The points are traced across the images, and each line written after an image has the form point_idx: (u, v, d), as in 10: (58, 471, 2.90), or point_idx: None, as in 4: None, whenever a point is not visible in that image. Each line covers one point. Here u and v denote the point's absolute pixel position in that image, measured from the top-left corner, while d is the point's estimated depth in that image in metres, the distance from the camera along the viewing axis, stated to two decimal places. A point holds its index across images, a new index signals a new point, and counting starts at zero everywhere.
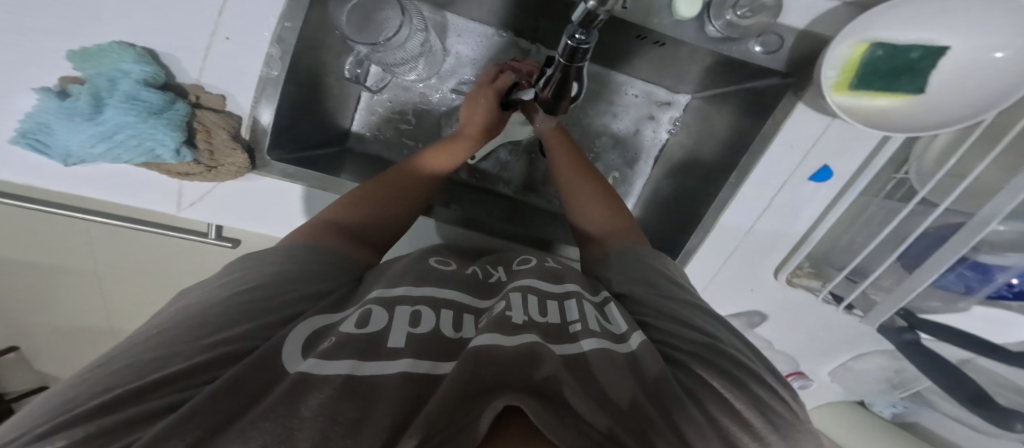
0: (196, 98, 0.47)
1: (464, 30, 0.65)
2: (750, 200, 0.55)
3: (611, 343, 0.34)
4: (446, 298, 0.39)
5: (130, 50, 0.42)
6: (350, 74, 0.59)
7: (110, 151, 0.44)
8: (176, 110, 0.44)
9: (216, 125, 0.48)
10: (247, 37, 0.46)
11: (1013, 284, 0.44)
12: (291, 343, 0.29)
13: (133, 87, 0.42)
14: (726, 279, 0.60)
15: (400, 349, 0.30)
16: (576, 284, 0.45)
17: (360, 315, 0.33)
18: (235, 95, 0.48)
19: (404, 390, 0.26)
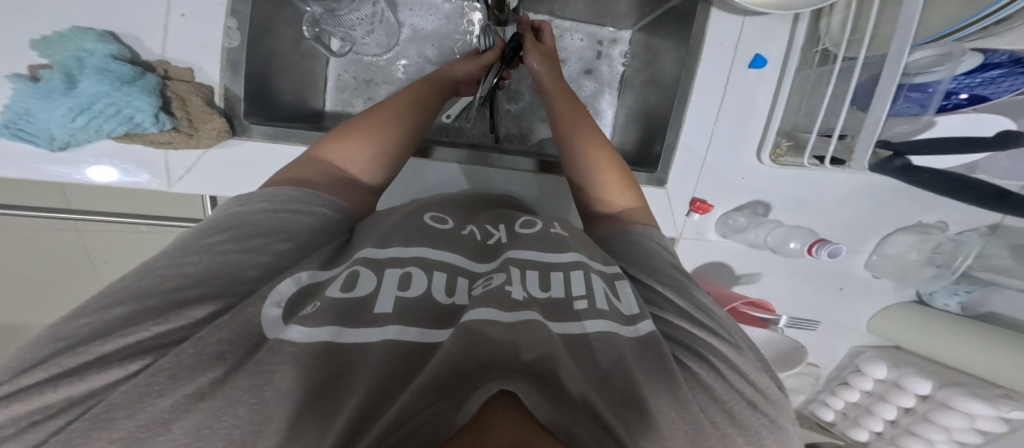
0: (164, 72, 0.49)
1: (416, 3, 0.65)
2: (700, 103, 0.58)
3: (618, 326, 0.34)
4: (432, 257, 0.39)
5: (93, 32, 0.47)
6: (308, 35, 0.58)
7: (92, 123, 0.45)
8: (146, 80, 0.46)
9: (189, 93, 0.49)
10: (201, 12, 0.50)
11: (959, 97, 0.43)
12: (273, 307, 0.30)
13: (103, 61, 0.46)
14: (711, 173, 0.59)
15: (387, 314, 0.31)
16: (578, 253, 0.42)
17: (347, 277, 0.34)
18: (201, 68, 0.51)
19: (388, 358, 0.27)
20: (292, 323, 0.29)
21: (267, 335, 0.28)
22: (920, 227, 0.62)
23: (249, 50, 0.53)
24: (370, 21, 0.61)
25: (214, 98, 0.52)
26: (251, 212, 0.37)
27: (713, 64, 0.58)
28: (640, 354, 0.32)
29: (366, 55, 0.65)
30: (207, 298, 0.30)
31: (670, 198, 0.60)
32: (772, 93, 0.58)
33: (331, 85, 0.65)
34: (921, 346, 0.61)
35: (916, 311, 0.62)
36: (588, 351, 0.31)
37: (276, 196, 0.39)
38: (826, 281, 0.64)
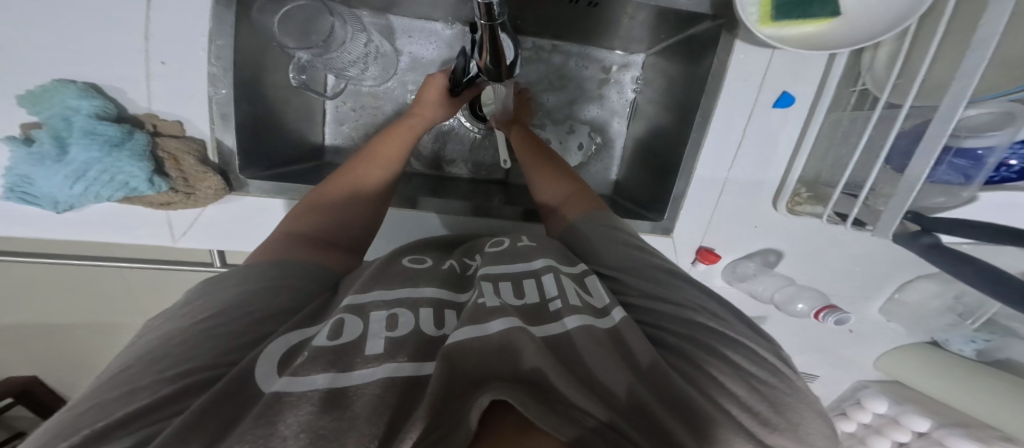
0: (152, 127, 0.48)
1: (414, 30, 0.63)
2: (716, 143, 0.56)
3: (593, 319, 0.36)
4: (418, 296, 0.40)
5: (72, 86, 0.44)
6: (297, 82, 0.54)
7: (89, 191, 0.45)
8: (136, 140, 0.45)
9: (181, 151, 0.48)
10: (183, 57, 0.47)
11: (1011, 164, 0.41)
12: (265, 363, 0.30)
13: (87, 123, 0.44)
14: (724, 220, 0.58)
15: (379, 354, 0.32)
16: (546, 257, 0.45)
17: (334, 326, 0.34)
18: (191, 120, 0.49)
19: (387, 398, 0.28)
20: (286, 372, 0.29)
21: (260, 390, 0.28)
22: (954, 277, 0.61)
23: (238, 95, 0.50)
24: (364, 59, 0.57)
25: (208, 153, 0.51)
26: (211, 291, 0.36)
27: (731, 102, 0.54)
28: (620, 348, 0.34)
29: (363, 86, 0.63)
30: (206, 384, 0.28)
31: (676, 249, 0.60)
32: (798, 135, 0.55)
33: (330, 117, 0.64)
34: (923, 382, 0.65)
35: (915, 350, 0.67)
36: (576, 354, 0.31)
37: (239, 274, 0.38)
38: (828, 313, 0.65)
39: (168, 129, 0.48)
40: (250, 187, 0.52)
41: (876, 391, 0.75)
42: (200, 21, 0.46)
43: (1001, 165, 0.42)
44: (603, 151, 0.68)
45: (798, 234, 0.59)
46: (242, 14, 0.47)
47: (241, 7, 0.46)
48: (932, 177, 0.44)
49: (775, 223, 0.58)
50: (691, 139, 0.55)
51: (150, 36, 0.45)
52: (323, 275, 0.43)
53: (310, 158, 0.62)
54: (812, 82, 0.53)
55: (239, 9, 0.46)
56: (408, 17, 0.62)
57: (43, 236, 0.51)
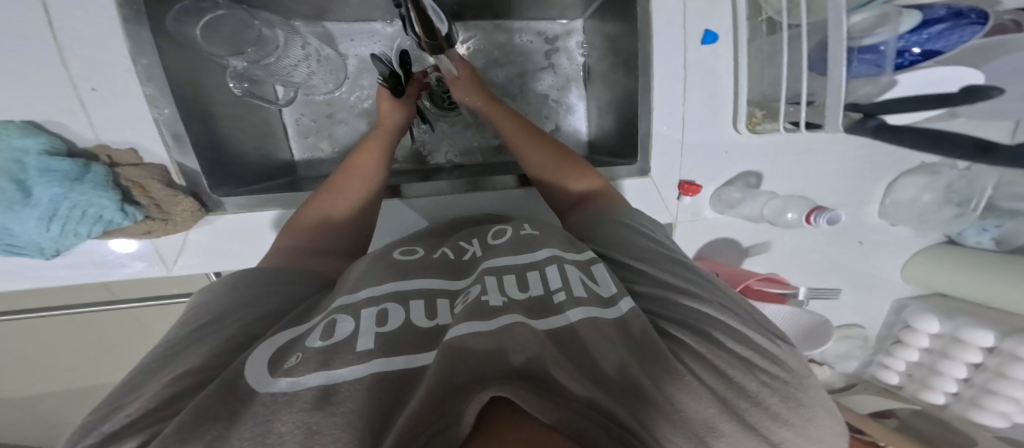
0: (108, 158, 0.47)
1: (354, 33, 0.65)
2: (665, 88, 0.54)
3: (598, 311, 0.33)
4: (412, 289, 0.38)
5: (12, 126, 0.43)
6: (240, 92, 0.55)
7: (66, 228, 0.45)
8: (95, 172, 0.45)
9: (144, 178, 0.47)
10: (113, 82, 0.46)
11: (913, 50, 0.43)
12: (254, 366, 0.28)
13: (40, 161, 0.43)
14: (691, 155, 0.56)
15: (369, 349, 0.30)
16: (550, 247, 0.42)
17: (326, 325, 0.32)
18: (144, 146, 0.48)
19: (382, 395, 0.26)
20: (280, 375, 0.27)
21: (256, 391, 0.26)
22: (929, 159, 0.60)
23: (183, 113, 0.49)
24: (306, 60, 0.58)
25: (172, 176, 0.50)
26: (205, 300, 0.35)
27: (666, 38, 0.52)
28: (625, 335, 0.32)
29: (318, 96, 0.65)
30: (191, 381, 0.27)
31: (658, 189, 0.57)
32: (738, 60, 0.53)
33: (291, 131, 0.65)
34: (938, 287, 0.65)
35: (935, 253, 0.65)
36: (580, 341, 0.30)
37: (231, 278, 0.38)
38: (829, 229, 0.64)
39: (123, 158, 0.47)
40: (225, 203, 0.51)
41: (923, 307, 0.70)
42: (116, 43, 0.44)
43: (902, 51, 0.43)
44: (556, 111, 0.67)
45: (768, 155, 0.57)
46: (163, 35, 0.47)
47: (154, 18, 0.45)
48: (850, 78, 0.46)
49: (743, 146, 0.56)
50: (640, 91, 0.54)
51: (73, 66, 0.44)
52: (317, 280, 0.41)
53: (281, 173, 0.62)
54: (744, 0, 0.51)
55: (154, 25, 0.45)
56: (346, 23, 0.64)
57: (42, 287, 0.51)
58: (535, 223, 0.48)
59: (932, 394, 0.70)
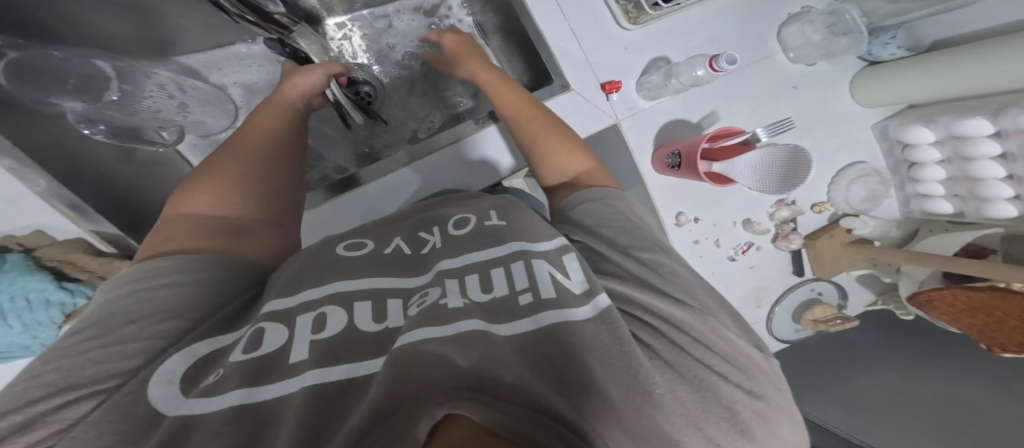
0: (19, 245, 0.49)
1: (221, 62, 0.72)
2: (548, 19, 0.66)
3: (570, 312, 0.31)
4: (354, 287, 0.35)
5: None
6: (103, 137, 0.56)
7: (23, 322, 0.48)
8: (12, 261, 0.47)
9: (63, 254, 0.50)
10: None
11: None
12: (162, 384, 0.28)
13: None
14: (594, 55, 0.67)
15: (302, 362, 0.28)
16: (517, 240, 0.39)
17: (253, 336, 0.31)
18: (46, 223, 0.50)
19: (311, 407, 0.25)
20: (196, 395, 0.27)
21: (164, 413, 0.26)
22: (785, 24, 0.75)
23: (65, 182, 0.51)
24: (165, 93, 0.64)
25: (94, 242, 0.53)
26: (117, 298, 0.33)
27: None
28: (595, 338, 0.30)
29: (217, 133, 0.72)
30: (89, 394, 0.28)
31: (585, 98, 0.67)
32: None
33: None
34: (892, 98, 0.76)
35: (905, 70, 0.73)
36: (552, 349, 0.28)
37: (141, 272, 0.35)
38: (730, 96, 0.73)
39: (32, 239, 0.49)
40: None
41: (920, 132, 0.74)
42: None
43: None
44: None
45: (659, 41, 0.70)
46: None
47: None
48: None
49: (634, 39, 0.68)
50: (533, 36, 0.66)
51: None
52: (250, 267, 0.41)
53: None
54: None
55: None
56: (205, 52, 0.70)
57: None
58: (502, 209, 0.44)
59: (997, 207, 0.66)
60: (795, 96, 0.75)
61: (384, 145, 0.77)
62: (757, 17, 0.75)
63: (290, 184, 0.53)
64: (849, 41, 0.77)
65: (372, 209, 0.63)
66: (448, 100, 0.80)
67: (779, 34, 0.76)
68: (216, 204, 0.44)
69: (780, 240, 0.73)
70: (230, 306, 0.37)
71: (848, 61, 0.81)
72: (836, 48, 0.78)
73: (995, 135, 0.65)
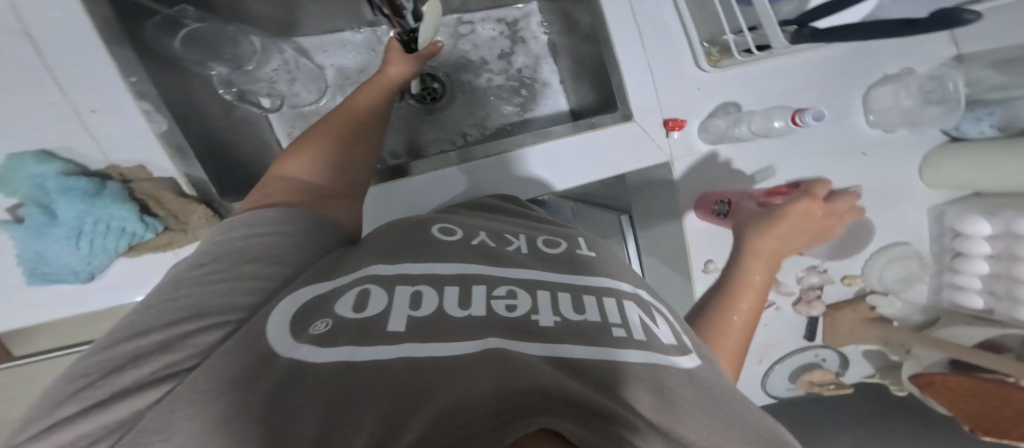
0: (120, 175, 0.52)
1: (329, 47, 0.76)
2: (626, 41, 0.67)
3: (667, 358, 0.30)
4: (440, 273, 0.39)
5: (28, 153, 0.47)
6: (233, 97, 0.66)
7: (95, 245, 0.51)
8: (110, 188, 0.50)
9: (157, 190, 0.53)
10: (110, 104, 0.49)
11: None
12: (277, 327, 0.32)
13: (59, 181, 0.48)
14: (667, 90, 0.68)
15: (399, 332, 0.30)
16: (606, 276, 0.43)
17: (359, 295, 0.35)
18: (148, 160, 0.52)
19: (401, 379, 0.25)
20: (304, 340, 0.30)
21: (280, 354, 0.28)
22: (870, 89, 0.74)
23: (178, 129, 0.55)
24: (285, 68, 0.71)
25: (183, 186, 0.54)
26: (240, 238, 0.40)
27: (618, 21, 0.66)
28: (694, 385, 0.28)
29: (305, 106, 0.74)
30: (213, 325, 0.32)
31: (648, 133, 0.68)
32: (678, 14, 0.68)
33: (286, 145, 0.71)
34: (963, 179, 0.73)
35: (972, 151, 0.71)
36: (647, 385, 0.27)
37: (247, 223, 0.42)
38: (795, 153, 0.73)
39: (133, 172, 0.52)
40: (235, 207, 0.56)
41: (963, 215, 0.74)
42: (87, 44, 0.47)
43: None
44: (533, 86, 0.85)
45: (735, 85, 0.70)
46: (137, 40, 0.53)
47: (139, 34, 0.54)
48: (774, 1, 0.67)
49: (711, 81, 0.69)
50: (608, 60, 0.68)
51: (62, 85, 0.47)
52: (338, 234, 0.47)
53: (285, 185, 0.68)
54: None
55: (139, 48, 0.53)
56: (317, 37, 0.75)
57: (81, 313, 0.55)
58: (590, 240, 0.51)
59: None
60: (863, 165, 0.75)
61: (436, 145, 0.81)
62: (849, 75, 0.73)
63: (368, 158, 0.57)
64: (941, 110, 0.73)
65: (416, 204, 0.65)
66: (497, 111, 0.83)
67: (868, 94, 0.74)
68: (302, 171, 0.51)
69: (802, 305, 0.75)
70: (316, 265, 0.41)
71: (929, 133, 0.77)
72: (924, 116, 0.74)
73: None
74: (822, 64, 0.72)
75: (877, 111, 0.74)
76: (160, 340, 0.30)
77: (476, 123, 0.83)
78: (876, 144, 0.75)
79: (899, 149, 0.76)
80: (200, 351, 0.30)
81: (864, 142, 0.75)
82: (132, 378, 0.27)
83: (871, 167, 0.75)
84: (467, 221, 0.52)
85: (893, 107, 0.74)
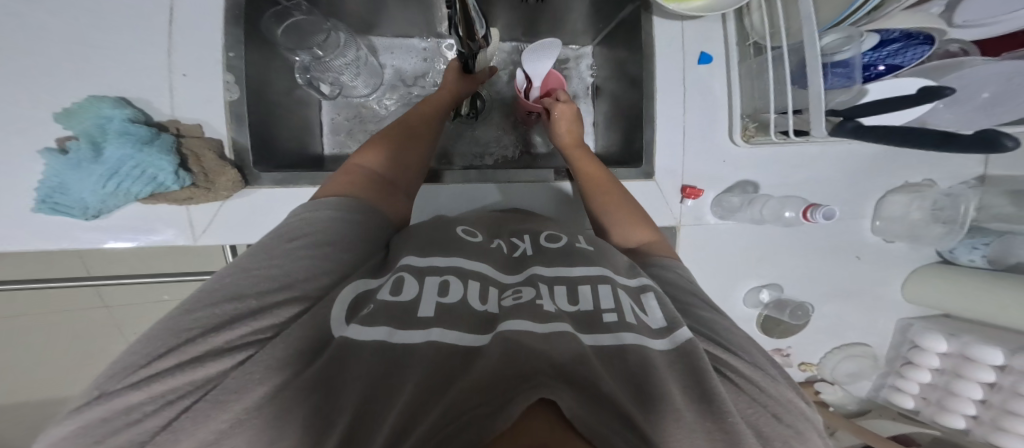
0: (176, 130, 0.55)
1: (396, 48, 0.74)
2: (668, 101, 0.72)
3: (647, 339, 0.39)
4: (465, 267, 0.45)
5: (107, 99, 0.52)
6: (302, 81, 0.66)
7: (121, 188, 0.51)
8: (162, 139, 0.52)
9: (201, 148, 0.55)
10: (201, 70, 0.56)
11: (878, 68, 0.59)
12: (339, 310, 0.38)
13: (120, 125, 0.50)
14: (695, 156, 0.73)
15: (431, 317, 0.38)
16: (604, 266, 0.49)
17: (394, 282, 0.42)
18: (208, 122, 0.57)
19: (437, 356, 0.33)
20: (353, 322, 0.37)
21: (332, 333, 0.35)
22: (884, 197, 0.77)
23: (248, 100, 0.58)
24: (355, 64, 0.68)
25: (223, 150, 0.57)
26: (319, 218, 0.45)
27: (667, 77, 0.72)
28: (676, 367, 0.37)
29: (355, 98, 0.73)
30: (291, 301, 0.38)
31: (662, 190, 0.73)
32: (726, 82, 0.72)
33: (327, 129, 0.72)
34: (940, 303, 0.78)
35: (957, 275, 0.76)
36: (631, 366, 0.35)
37: (318, 204, 0.47)
38: (794, 244, 0.77)
39: (189, 131, 0.55)
40: (261, 179, 0.59)
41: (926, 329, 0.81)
42: (205, 17, 0.55)
43: (871, 68, 0.59)
44: None
45: (760, 163, 0.74)
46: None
47: (248, 20, 0.57)
48: (826, 88, 0.59)
49: (741, 154, 0.73)
50: (646, 117, 0.72)
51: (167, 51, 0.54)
52: (388, 228, 0.52)
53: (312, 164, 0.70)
54: (719, 43, 0.72)
55: (246, 27, 0.56)
56: (388, 37, 0.73)
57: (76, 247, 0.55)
58: (589, 237, 0.56)
59: (951, 418, 0.78)
60: (854, 266, 0.80)
61: (465, 157, 0.80)
62: (867, 178, 0.77)
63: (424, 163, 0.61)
64: (944, 231, 0.76)
65: (444, 208, 0.71)
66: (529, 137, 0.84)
67: (880, 200, 0.78)
68: (367, 164, 0.55)
69: None
70: (369, 260, 0.46)
71: (925, 250, 0.82)
72: (925, 234, 0.77)
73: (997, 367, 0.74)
74: (843, 167, 0.76)
75: (887, 219, 0.78)
76: (241, 309, 0.36)
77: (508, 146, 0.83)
78: (872, 253, 0.80)
79: (894, 261, 0.81)
80: (284, 320, 0.37)
81: (861, 248, 0.79)
82: (221, 340, 0.34)
83: (860, 272, 0.80)
84: (481, 226, 0.57)
85: (903, 218, 0.77)
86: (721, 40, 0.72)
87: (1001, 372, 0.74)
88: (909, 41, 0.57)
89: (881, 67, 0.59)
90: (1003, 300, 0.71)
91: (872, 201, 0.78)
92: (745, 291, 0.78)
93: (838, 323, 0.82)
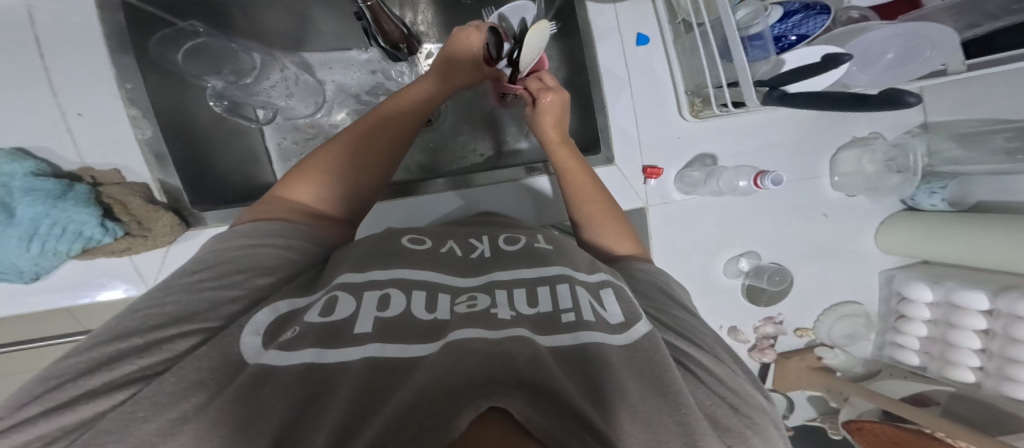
0: (91, 178, 0.54)
1: (334, 63, 0.73)
2: (613, 85, 0.72)
3: (607, 335, 0.34)
4: (411, 278, 0.40)
5: (2, 153, 0.50)
6: (220, 109, 0.61)
7: (46, 248, 0.50)
8: (76, 190, 0.50)
9: (125, 195, 0.53)
10: (120, 112, 0.56)
11: (789, 38, 0.60)
12: (252, 335, 0.32)
13: (25, 181, 0.49)
14: (651, 133, 0.73)
15: (367, 333, 0.32)
16: (562, 265, 0.44)
17: (326, 302, 0.36)
18: (127, 167, 0.56)
19: (369, 377, 0.28)
20: (275, 347, 0.31)
21: (247, 361, 0.30)
22: (840, 153, 0.78)
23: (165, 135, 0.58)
24: (286, 84, 0.64)
25: (154, 193, 0.57)
26: (228, 248, 0.40)
27: (609, 61, 0.72)
28: (642, 363, 0.32)
29: (300, 118, 0.70)
30: (189, 333, 0.32)
31: (624, 173, 0.72)
32: (666, 61, 0.74)
33: (275, 155, 0.70)
34: (917, 250, 0.77)
35: (924, 218, 0.76)
36: (590, 367, 0.31)
37: (243, 232, 0.42)
38: (762, 210, 0.76)
39: (108, 177, 0.55)
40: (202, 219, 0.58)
41: (909, 279, 0.79)
42: (121, 61, 0.55)
43: (783, 39, 0.60)
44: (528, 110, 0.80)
45: (713, 134, 0.74)
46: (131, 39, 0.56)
47: (136, 46, 0.56)
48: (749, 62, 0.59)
49: (690, 129, 0.73)
50: (597, 103, 0.72)
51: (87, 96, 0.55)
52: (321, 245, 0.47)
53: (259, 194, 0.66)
54: (653, 22, 0.73)
55: (136, 53, 0.56)
56: (323, 52, 0.72)
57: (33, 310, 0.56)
58: (548, 236, 0.52)
59: (958, 371, 0.73)
60: (826, 223, 0.79)
61: (425, 165, 0.77)
62: (819, 135, 0.78)
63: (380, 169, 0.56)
64: (901, 180, 0.77)
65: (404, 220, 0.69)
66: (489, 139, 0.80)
67: (834, 156, 0.79)
68: (297, 186, 0.50)
69: (757, 352, 0.81)
70: (303, 274, 0.42)
71: (890, 200, 0.82)
72: (883, 184, 0.78)
73: (985, 312, 0.69)
74: (794, 127, 0.77)
75: (846, 173, 0.78)
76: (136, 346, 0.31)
77: (470, 152, 0.80)
78: (840, 206, 0.80)
79: (863, 211, 0.81)
80: (178, 354, 0.31)
81: (828, 204, 0.79)
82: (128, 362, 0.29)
83: (832, 228, 0.80)
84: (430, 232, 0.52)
85: (858, 171, 0.78)
86: (656, 21, 0.74)
87: (992, 318, 0.68)
88: (808, 11, 0.59)
89: (792, 36, 0.59)
90: (966, 242, 0.70)
91: (830, 156, 0.79)
92: (724, 262, 0.76)
93: (821, 282, 0.81)
